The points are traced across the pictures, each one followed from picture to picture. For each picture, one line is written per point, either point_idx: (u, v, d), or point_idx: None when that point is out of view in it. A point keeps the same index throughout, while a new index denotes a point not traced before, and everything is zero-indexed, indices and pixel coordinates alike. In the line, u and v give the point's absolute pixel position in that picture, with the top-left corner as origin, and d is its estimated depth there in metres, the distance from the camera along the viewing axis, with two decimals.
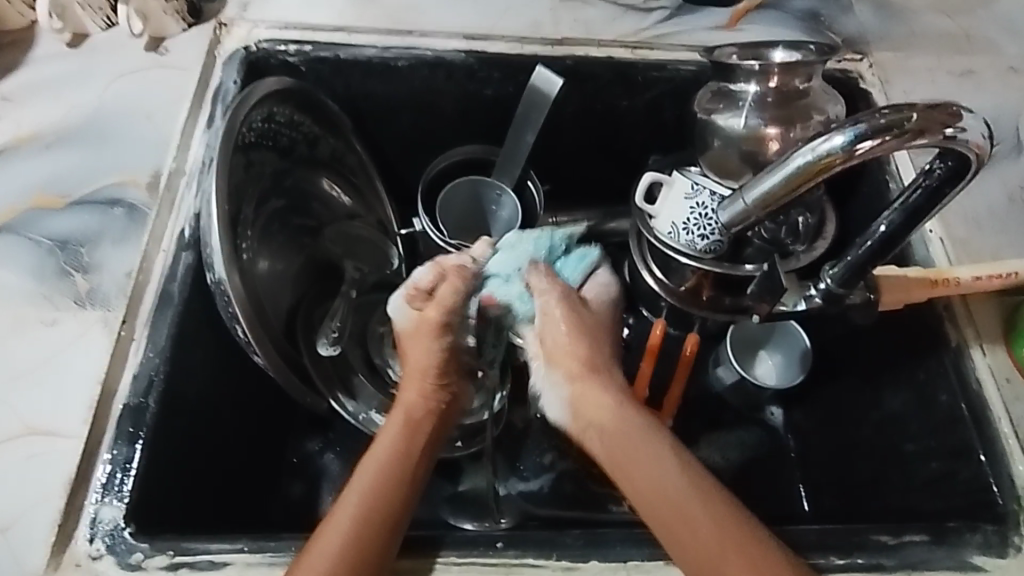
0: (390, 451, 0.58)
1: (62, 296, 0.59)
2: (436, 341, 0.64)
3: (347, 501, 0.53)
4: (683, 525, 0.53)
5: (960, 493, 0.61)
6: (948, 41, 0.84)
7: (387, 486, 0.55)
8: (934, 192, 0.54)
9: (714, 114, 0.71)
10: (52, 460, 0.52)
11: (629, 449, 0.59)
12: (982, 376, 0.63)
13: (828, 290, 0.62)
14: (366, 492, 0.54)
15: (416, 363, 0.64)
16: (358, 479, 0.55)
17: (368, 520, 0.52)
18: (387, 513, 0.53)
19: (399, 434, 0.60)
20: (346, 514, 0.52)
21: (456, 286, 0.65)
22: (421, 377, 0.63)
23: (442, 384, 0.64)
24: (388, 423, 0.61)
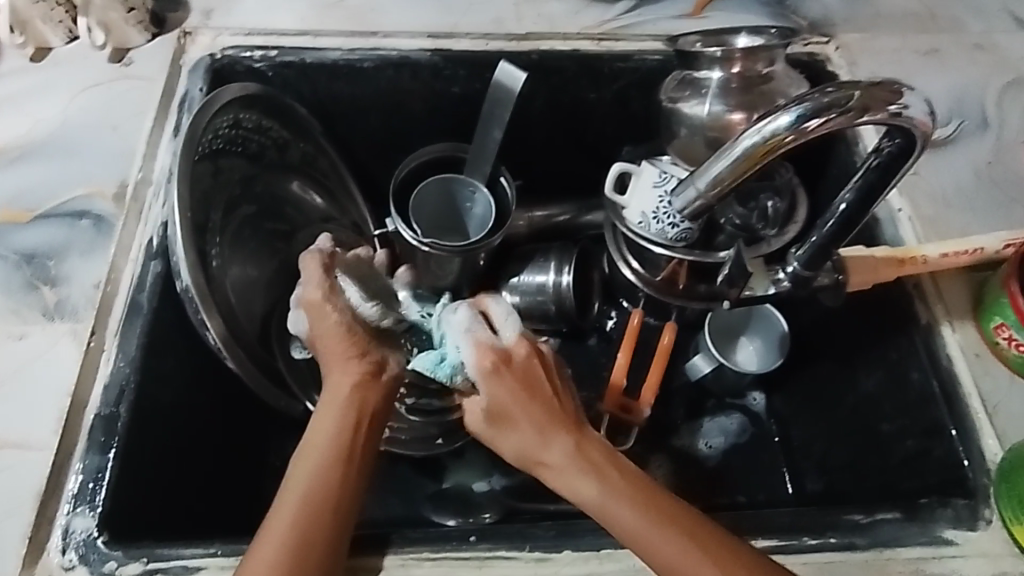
0: (323, 444, 0.54)
1: (30, 309, 0.60)
2: (333, 310, 0.57)
3: (286, 499, 0.51)
4: (653, 550, 0.50)
5: (933, 469, 0.62)
6: (913, 20, 0.84)
7: (323, 480, 0.52)
8: (886, 169, 0.54)
9: (679, 103, 0.71)
10: (23, 472, 0.53)
11: (571, 478, 0.54)
12: (951, 352, 0.63)
13: (794, 273, 0.63)
14: (305, 494, 0.51)
15: (327, 346, 0.57)
16: (296, 479, 0.52)
17: (307, 516, 0.50)
18: (331, 510, 0.51)
19: (330, 418, 0.55)
20: (287, 512, 0.51)
21: (320, 266, 0.59)
22: (335, 356, 0.57)
23: (367, 354, 0.57)
24: (319, 408, 0.56)
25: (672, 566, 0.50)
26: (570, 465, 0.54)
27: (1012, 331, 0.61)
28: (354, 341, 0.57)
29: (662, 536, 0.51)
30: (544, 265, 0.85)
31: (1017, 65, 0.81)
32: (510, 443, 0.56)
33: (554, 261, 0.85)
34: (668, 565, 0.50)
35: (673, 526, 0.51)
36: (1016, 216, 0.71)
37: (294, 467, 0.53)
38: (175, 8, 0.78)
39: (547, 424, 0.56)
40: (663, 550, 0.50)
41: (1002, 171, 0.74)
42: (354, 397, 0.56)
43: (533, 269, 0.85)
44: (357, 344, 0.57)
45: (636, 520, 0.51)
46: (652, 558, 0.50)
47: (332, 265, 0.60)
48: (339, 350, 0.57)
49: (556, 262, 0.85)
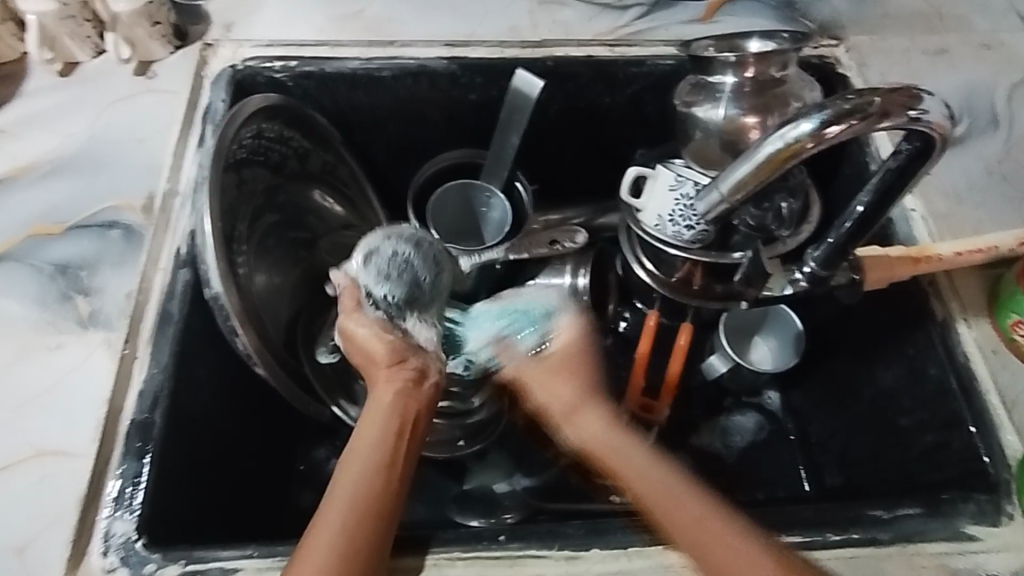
0: (366, 446, 0.56)
1: (65, 320, 0.61)
2: (363, 326, 0.61)
3: (333, 500, 0.52)
4: (667, 517, 0.55)
5: (954, 464, 0.62)
6: (922, 21, 0.85)
7: (369, 480, 0.54)
8: (904, 171, 0.55)
9: (694, 107, 0.72)
10: (64, 478, 0.54)
11: (617, 450, 0.63)
12: (968, 349, 0.64)
13: (812, 273, 0.65)
14: (351, 498, 0.52)
15: (370, 356, 0.61)
16: (343, 480, 0.54)
17: (356, 515, 0.51)
18: (376, 507, 0.52)
19: (375, 422, 0.57)
20: (335, 511, 0.51)
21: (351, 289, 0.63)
22: (381, 363, 0.60)
23: (411, 364, 0.61)
24: (366, 414, 0.58)
25: (691, 530, 0.54)
26: (608, 435, 0.65)
27: None
28: (397, 350, 0.61)
29: (688, 510, 0.55)
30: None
31: None
32: (558, 388, 0.68)
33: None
34: (686, 525, 0.54)
35: (702, 508, 0.55)
36: None
37: (342, 470, 0.55)
38: (196, 22, 0.79)
39: (596, 399, 0.68)
40: (681, 514, 0.55)
41: (1014, 169, 0.75)
42: (397, 403, 0.58)
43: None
44: (401, 353, 0.61)
45: (674, 498, 0.56)
46: (657, 507, 0.56)
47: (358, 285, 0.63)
48: (566, 364, 0.69)
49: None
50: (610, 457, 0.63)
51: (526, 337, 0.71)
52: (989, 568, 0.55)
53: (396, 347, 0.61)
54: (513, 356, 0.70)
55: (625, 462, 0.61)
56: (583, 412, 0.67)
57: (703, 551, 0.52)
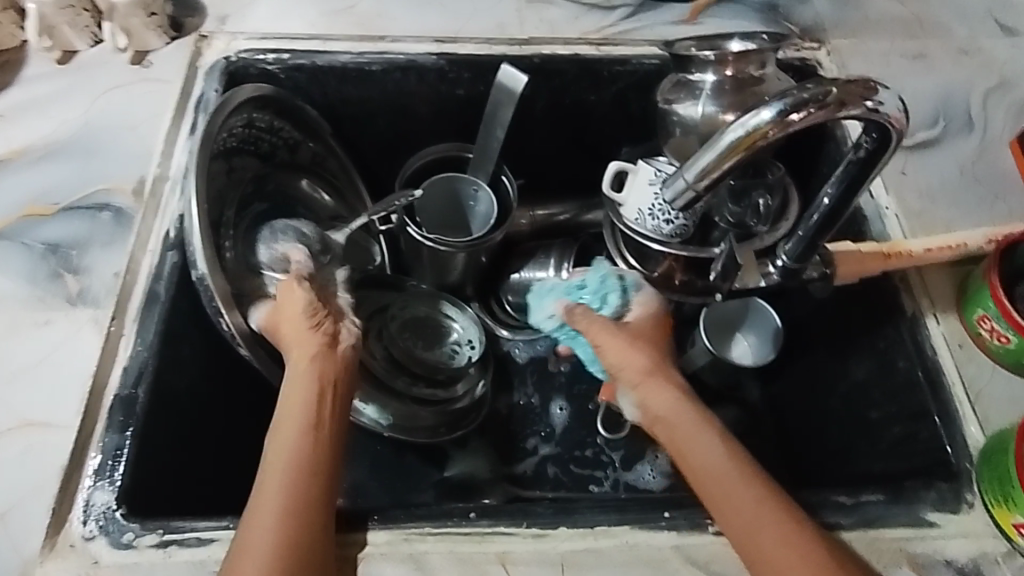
0: (301, 413, 0.58)
1: (54, 297, 0.63)
2: (295, 294, 0.63)
3: (274, 466, 0.54)
4: (734, 515, 0.54)
5: (919, 455, 0.64)
6: (901, 26, 0.87)
7: (308, 443, 0.56)
8: (866, 164, 0.56)
9: (674, 104, 0.74)
10: (47, 449, 0.56)
11: (691, 432, 0.60)
12: (936, 343, 0.66)
13: (784, 266, 0.66)
14: (297, 462, 0.54)
15: (291, 323, 0.62)
16: (284, 448, 0.55)
17: (302, 480, 0.53)
18: (320, 471, 0.55)
19: (306, 387, 0.59)
20: (279, 477, 0.53)
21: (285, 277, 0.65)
22: (297, 328, 0.62)
23: (326, 327, 0.63)
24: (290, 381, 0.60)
25: (756, 535, 0.52)
26: (681, 412, 0.62)
27: (993, 321, 0.63)
28: (314, 315, 0.63)
29: (758, 513, 0.53)
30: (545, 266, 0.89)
31: (1002, 69, 0.84)
32: (626, 352, 0.67)
33: (555, 259, 0.89)
34: (754, 527, 0.53)
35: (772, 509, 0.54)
36: (1000, 212, 0.73)
37: (281, 437, 0.56)
38: (191, 14, 0.81)
39: (670, 376, 0.66)
40: (749, 514, 0.53)
41: (987, 170, 0.77)
42: (314, 366, 0.60)
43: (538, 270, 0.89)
44: (316, 317, 0.63)
45: (741, 489, 0.55)
46: (722, 496, 0.55)
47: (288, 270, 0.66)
48: (643, 337, 0.69)
49: (556, 264, 0.88)
50: (682, 438, 0.61)
51: (609, 305, 0.73)
52: (948, 554, 0.56)
53: (313, 311, 0.63)
54: (584, 319, 0.70)
55: (696, 448, 0.59)
56: (657, 386, 0.65)
57: (764, 553, 0.52)
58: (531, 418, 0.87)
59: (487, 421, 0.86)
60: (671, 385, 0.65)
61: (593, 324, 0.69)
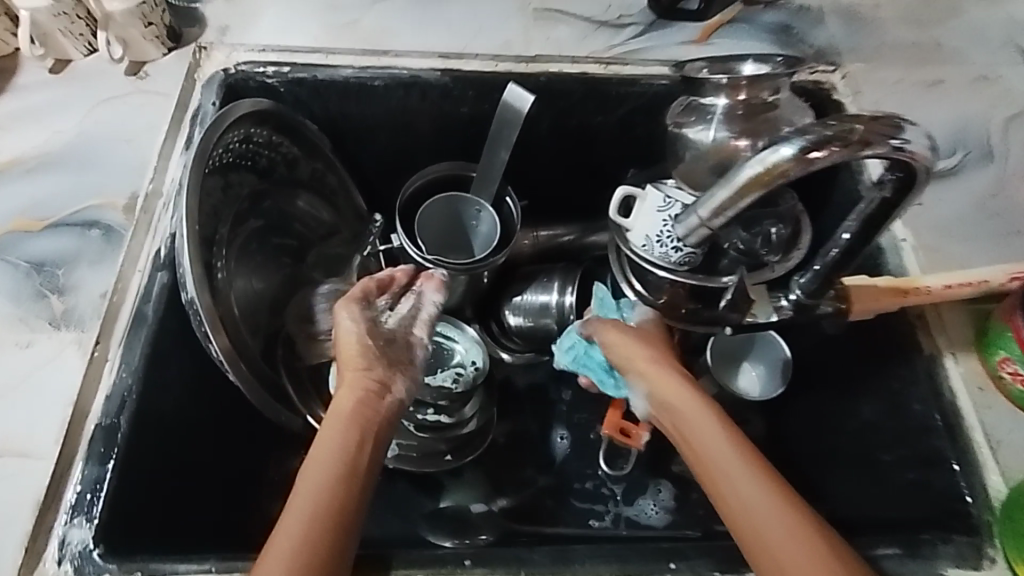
0: (338, 439, 0.56)
1: (38, 318, 0.60)
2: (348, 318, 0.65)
3: (305, 488, 0.53)
4: (742, 506, 0.52)
5: (934, 504, 0.61)
6: (918, 51, 0.85)
7: (343, 472, 0.54)
8: (890, 203, 0.53)
9: (684, 128, 0.72)
10: (22, 480, 0.53)
11: (699, 424, 0.60)
12: (954, 386, 0.63)
13: (797, 301, 0.63)
14: (323, 480, 0.53)
15: (344, 358, 0.62)
16: (313, 466, 0.54)
17: (328, 504, 0.52)
18: (350, 502, 0.53)
19: (345, 427, 0.57)
20: (308, 498, 0.52)
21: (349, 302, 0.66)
22: (350, 363, 0.62)
23: (375, 368, 0.62)
24: (331, 418, 0.58)
25: (758, 527, 0.51)
26: (692, 406, 0.62)
27: (1016, 365, 0.60)
28: (366, 355, 0.62)
29: (765, 510, 0.51)
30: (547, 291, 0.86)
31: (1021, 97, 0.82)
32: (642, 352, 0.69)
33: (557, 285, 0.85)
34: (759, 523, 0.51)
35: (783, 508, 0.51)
36: (1020, 248, 0.71)
37: (313, 456, 0.55)
38: (192, 24, 0.79)
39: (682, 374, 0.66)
40: (757, 506, 0.52)
41: (1007, 203, 0.74)
42: (358, 407, 0.59)
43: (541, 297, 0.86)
44: (368, 355, 0.62)
45: (747, 482, 0.54)
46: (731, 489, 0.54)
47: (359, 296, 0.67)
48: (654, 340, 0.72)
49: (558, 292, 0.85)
50: (691, 431, 0.60)
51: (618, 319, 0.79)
52: None
53: (363, 349, 0.62)
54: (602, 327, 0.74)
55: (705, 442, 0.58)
56: (670, 380, 0.65)
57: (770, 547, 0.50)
58: (530, 447, 0.85)
59: (486, 451, 0.84)
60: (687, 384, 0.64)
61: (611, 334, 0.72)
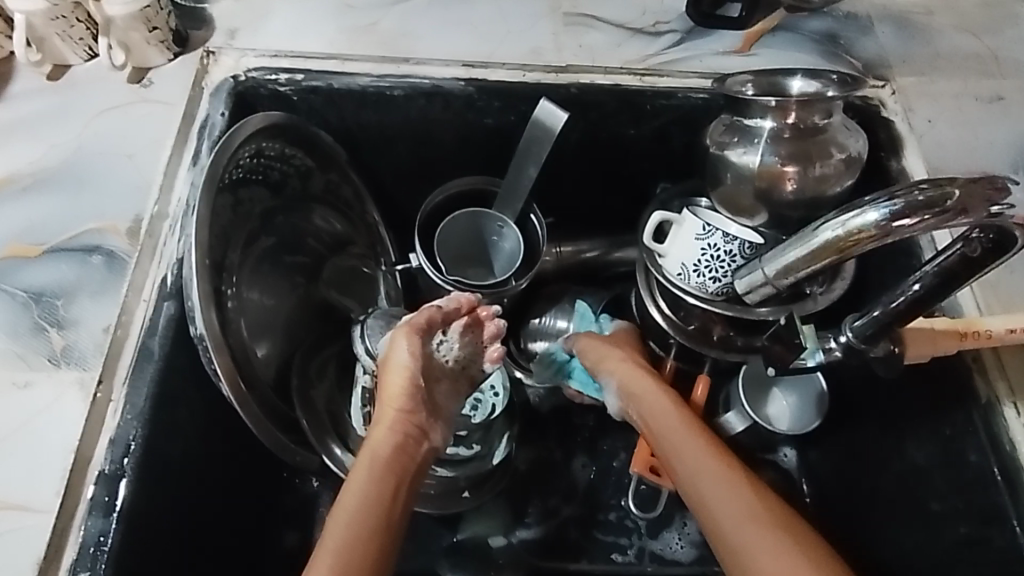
0: (367, 476, 0.54)
1: (36, 354, 0.56)
2: (407, 349, 0.59)
3: (335, 524, 0.51)
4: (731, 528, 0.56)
5: (989, 562, 0.58)
6: (974, 63, 0.79)
7: (371, 509, 0.53)
8: (972, 259, 0.49)
9: (726, 150, 0.67)
10: (20, 537, 0.49)
11: (685, 446, 0.62)
12: (1016, 437, 0.59)
13: (848, 345, 0.58)
14: (351, 522, 0.51)
15: (388, 391, 0.59)
16: (344, 509, 0.52)
17: (358, 544, 0.51)
18: (379, 538, 0.52)
19: (374, 466, 0.55)
20: (337, 536, 0.51)
21: (410, 339, 0.59)
22: (393, 404, 0.58)
23: (418, 413, 0.59)
24: (363, 462, 0.56)
25: (742, 542, 0.55)
26: (676, 426, 0.64)
27: None
28: (413, 398, 0.58)
29: (750, 524, 0.56)
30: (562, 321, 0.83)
31: None
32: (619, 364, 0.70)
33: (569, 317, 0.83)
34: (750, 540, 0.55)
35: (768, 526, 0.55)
36: None
37: (343, 496, 0.53)
38: (198, 26, 0.74)
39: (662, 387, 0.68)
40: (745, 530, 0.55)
41: None
42: (393, 447, 0.57)
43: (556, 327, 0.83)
44: (414, 398, 0.58)
45: (732, 503, 0.57)
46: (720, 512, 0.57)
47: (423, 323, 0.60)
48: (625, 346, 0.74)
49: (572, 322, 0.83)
50: (677, 451, 0.62)
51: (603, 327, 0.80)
52: None
53: (409, 390, 0.58)
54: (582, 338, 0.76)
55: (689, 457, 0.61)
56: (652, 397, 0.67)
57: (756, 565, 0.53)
58: (552, 474, 0.81)
59: (509, 480, 0.79)
60: (668, 398, 0.66)
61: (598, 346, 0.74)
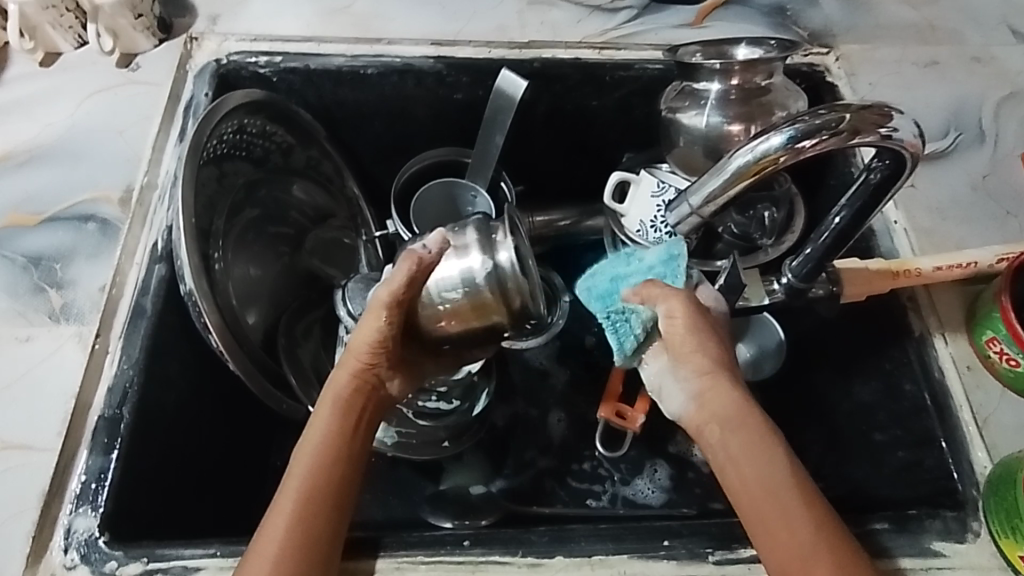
0: (324, 437, 0.56)
1: (36, 312, 0.61)
2: (379, 317, 0.57)
3: (288, 482, 0.53)
4: (780, 529, 0.50)
5: (925, 480, 0.62)
6: (914, 32, 0.84)
7: (329, 464, 0.54)
8: (877, 188, 0.56)
9: (678, 113, 0.72)
10: (27, 473, 0.54)
11: (751, 447, 0.54)
12: (944, 365, 0.64)
13: (789, 285, 0.65)
14: (305, 478, 0.53)
15: (359, 342, 0.58)
16: (308, 445, 0.55)
17: (311, 506, 0.52)
18: (331, 500, 0.53)
19: (330, 419, 0.57)
20: (289, 495, 0.52)
21: (405, 279, 0.55)
22: (357, 356, 0.58)
23: (380, 367, 0.60)
24: (319, 412, 0.58)
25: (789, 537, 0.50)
26: (743, 425, 0.55)
27: (1002, 346, 0.61)
28: (378, 357, 0.59)
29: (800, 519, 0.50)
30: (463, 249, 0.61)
31: (1016, 78, 0.82)
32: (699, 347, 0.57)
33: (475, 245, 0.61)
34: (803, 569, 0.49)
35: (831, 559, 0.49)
36: (1014, 228, 0.71)
37: (307, 436, 0.56)
38: (182, 14, 0.79)
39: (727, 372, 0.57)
40: (795, 530, 0.50)
41: (999, 185, 0.74)
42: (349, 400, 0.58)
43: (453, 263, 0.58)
44: (381, 357, 0.59)
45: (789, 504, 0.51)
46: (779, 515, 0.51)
47: (417, 276, 0.55)
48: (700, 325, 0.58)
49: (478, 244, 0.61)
50: (739, 447, 0.54)
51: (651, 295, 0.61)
52: None
53: (376, 350, 0.58)
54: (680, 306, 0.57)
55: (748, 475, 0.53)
56: (720, 387, 0.56)
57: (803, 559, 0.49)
58: (529, 429, 0.85)
59: (486, 434, 0.84)
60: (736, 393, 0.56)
61: (677, 312, 0.57)
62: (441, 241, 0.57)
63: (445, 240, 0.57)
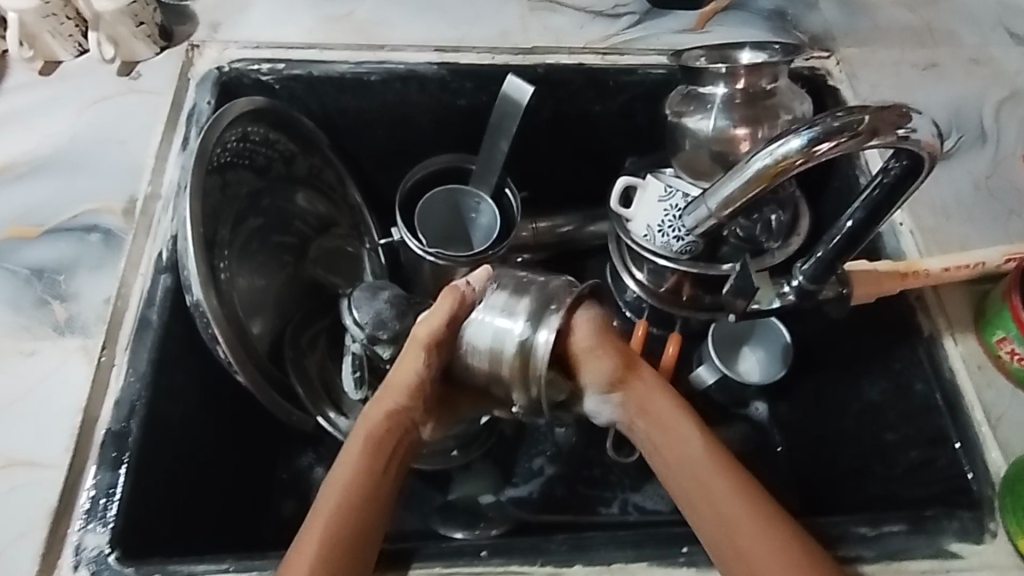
0: (356, 475, 0.54)
1: (40, 325, 0.60)
2: (421, 355, 0.56)
3: (317, 520, 0.52)
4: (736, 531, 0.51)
5: (937, 481, 0.62)
6: (911, 35, 0.85)
7: (360, 505, 0.53)
8: (892, 189, 0.57)
9: (684, 117, 0.72)
10: (33, 489, 0.53)
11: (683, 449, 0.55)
12: (954, 365, 0.65)
13: (800, 287, 0.64)
14: (333, 516, 0.52)
15: (398, 377, 0.57)
16: (337, 480, 0.54)
17: (337, 549, 0.51)
18: (357, 544, 0.52)
19: (363, 456, 0.55)
20: (317, 535, 0.51)
21: (447, 313, 0.56)
22: (395, 392, 0.57)
23: (417, 407, 0.57)
24: (353, 442, 0.56)
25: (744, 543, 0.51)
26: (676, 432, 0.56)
27: (1013, 345, 0.62)
28: (416, 392, 0.57)
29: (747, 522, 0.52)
30: (511, 298, 0.56)
31: (1014, 79, 0.82)
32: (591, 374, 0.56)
33: (529, 301, 0.55)
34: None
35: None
36: (1016, 228, 0.72)
37: (334, 473, 0.54)
38: (183, 22, 0.78)
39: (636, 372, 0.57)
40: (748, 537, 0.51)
41: (1002, 185, 0.75)
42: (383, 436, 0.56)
43: (494, 303, 0.56)
44: (418, 395, 0.57)
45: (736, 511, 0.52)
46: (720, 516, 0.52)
47: (464, 310, 0.56)
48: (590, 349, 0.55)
49: (533, 295, 0.56)
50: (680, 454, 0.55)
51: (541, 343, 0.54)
52: None
53: (418, 384, 0.57)
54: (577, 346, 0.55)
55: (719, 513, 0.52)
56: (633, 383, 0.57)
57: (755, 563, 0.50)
58: (537, 436, 0.85)
59: (494, 442, 0.83)
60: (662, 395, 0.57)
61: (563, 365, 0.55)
62: (489, 278, 0.58)
63: (493, 278, 0.58)
